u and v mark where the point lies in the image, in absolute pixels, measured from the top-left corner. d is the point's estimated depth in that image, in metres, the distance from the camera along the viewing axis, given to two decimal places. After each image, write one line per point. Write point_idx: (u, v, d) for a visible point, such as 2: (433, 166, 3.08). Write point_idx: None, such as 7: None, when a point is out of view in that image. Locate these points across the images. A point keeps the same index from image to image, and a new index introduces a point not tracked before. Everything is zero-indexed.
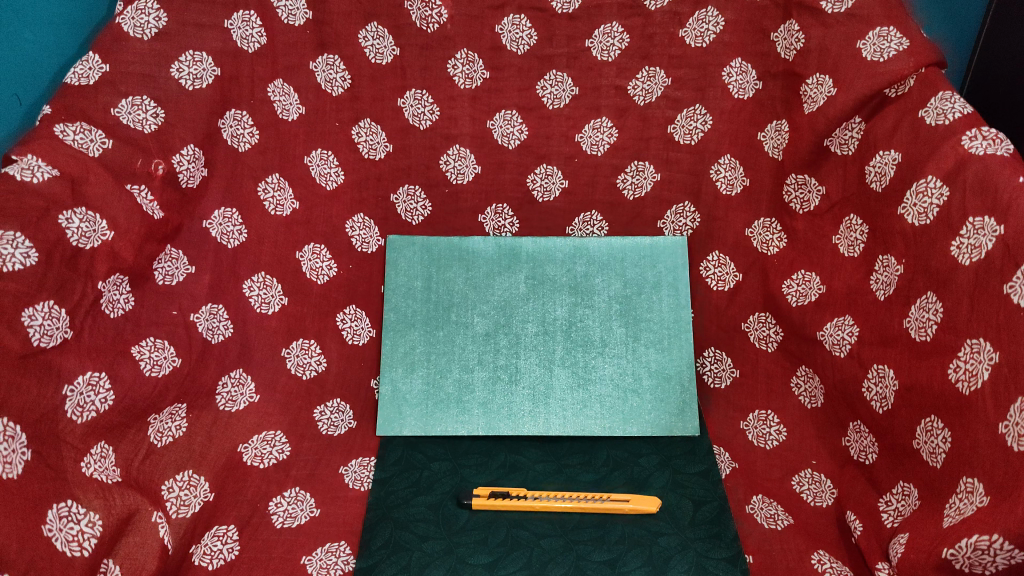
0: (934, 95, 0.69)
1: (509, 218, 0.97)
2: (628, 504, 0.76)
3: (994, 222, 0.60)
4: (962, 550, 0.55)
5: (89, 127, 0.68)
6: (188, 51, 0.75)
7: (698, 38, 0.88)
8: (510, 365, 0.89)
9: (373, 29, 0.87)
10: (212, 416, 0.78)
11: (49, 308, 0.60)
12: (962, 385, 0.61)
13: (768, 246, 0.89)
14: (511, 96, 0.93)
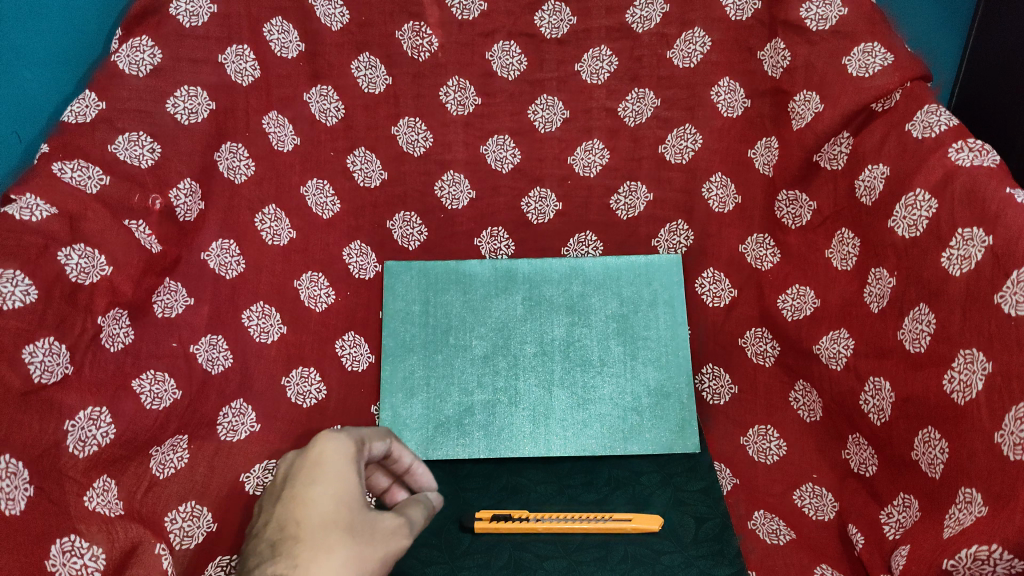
0: (920, 108, 0.70)
1: (504, 241, 0.98)
2: (631, 523, 0.76)
3: (984, 233, 0.61)
4: (962, 561, 0.55)
5: (87, 163, 0.69)
6: (184, 86, 0.76)
7: (686, 59, 0.91)
8: (510, 387, 0.90)
9: (366, 58, 0.92)
10: (212, 448, 0.76)
11: (50, 344, 0.61)
12: (956, 396, 0.61)
13: (762, 261, 0.89)
14: (504, 120, 0.96)
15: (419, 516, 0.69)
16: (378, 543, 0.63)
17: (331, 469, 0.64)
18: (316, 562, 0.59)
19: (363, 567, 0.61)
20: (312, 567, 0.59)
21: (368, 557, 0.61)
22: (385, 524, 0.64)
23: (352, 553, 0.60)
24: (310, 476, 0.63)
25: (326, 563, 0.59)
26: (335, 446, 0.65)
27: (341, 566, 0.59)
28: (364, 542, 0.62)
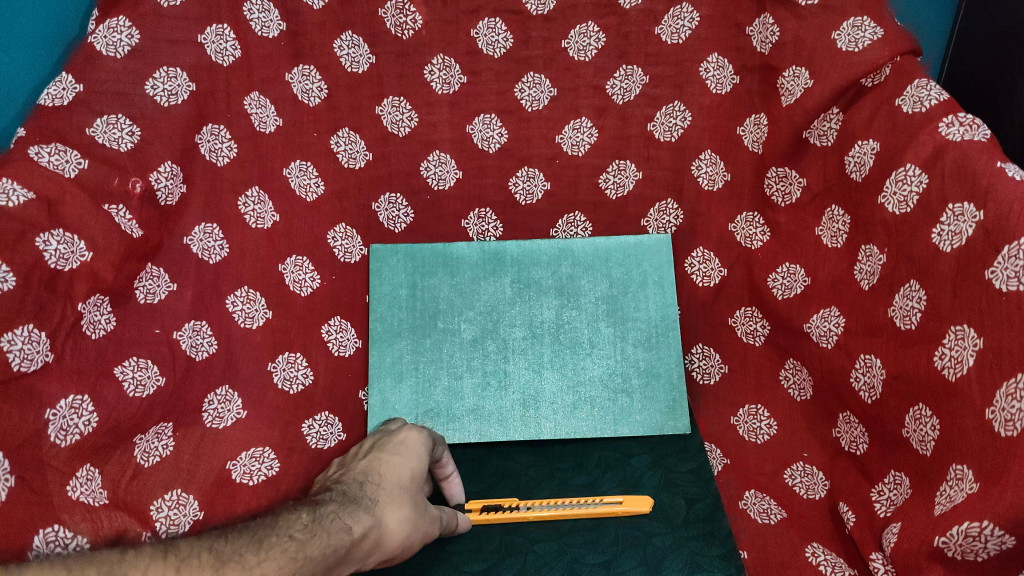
0: (910, 83, 0.70)
1: (492, 222, 0.96)
2: (622, 506, 0.77)
3: (974, 208, 0.60)
4: (954, 538, 0.55)
5: (65, 147, 0.68)
6: (163, 67, 0.75)
7: (674, 35, 0.90)
8: (499, 370, 0.89)
9: (348, 37, 0.90)
10: (199, 435, 0.75)
11: (29, 332, 0.61)
12: (947, 372, 0.61)
13: (752, 240, 0.89)
14: (490, 99, 0.94)
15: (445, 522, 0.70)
16: (426, 521, 0.64)
17: (411, 449, 0.68)
18: (392, 506, 0.61)
19: (414, 535, 0.62)
20: (387, 508, 0.60)
21: (419, 527, 0.63)
22: (430, 511, 0.67)
23: (414, 516, 0.62)
24: (391, 448, 0.68)
25: (395, 511, 0.61)
26: (419, 435, 0.70)
27: (402, 519, 0.61)
28: (421, 513, 0.64)
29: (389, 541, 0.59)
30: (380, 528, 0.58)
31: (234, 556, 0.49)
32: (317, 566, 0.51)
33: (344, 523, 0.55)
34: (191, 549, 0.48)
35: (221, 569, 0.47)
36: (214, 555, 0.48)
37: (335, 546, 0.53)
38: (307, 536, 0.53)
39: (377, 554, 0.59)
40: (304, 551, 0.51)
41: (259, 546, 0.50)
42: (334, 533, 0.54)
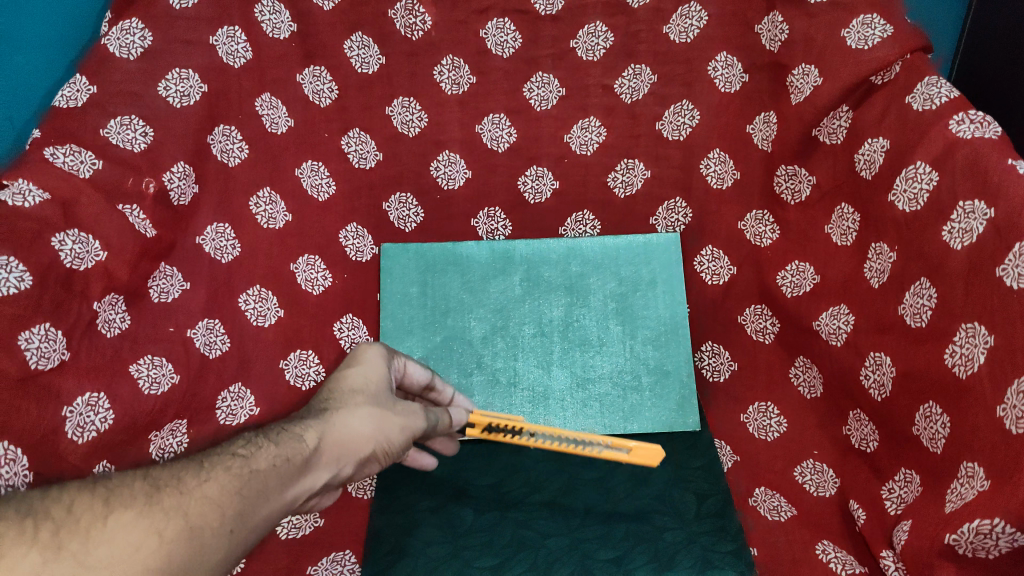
0: (921, 80, 0.69)
1: (501, 221, 0.97)
2: (629, 456, 0.79)
3: (985, 206, 0.60)
4: (965, 536, 0.55)
5: (79, 147, 0.69)
6: (176, 69, 0.76)
7: (683, 34, 0.90)
8: (509, 368, 0.89)
9: (358, 38, 0.91)
10: (212, 432, 0.76)
11: (45, 330, 0.61)
12: (958, 369, 0.61)
13: (761, 238, 0.88)
14: (499, 99, 0.95)
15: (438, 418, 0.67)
16: (402, 416, 0.62)
17: (368, 358, 0.65)
18: (348, 412, 0.58)
19: (386, 434, 0.60)
20: (343, 413, 0.58)
21: (390, 425, 0.60)
22: (409, 405, 0.63)
23: (379, 416, 0.59)
24: (348, 363, 0.65)
25: (353, 413, 0.58)
26: (375, 345, 0.67)
27: (363, 420, 0.58)
28: (391, 410, 0.61)
29: (353, 443, 0.57)
30: (336, 432, 0.56)
31: (170, 480, 0.47)
32: (267, 478, 0.49)
33: (292, 435, 0.53)
34: (123, 480, 0.46)
35: (156, 493, 0.46)
36: (149, 482, 0.46)
37: (280, 457, 0.51)
38: (251, 452, 0.51)
39: (349, 458, 0.57)
40: (248, 466, 0.49)
41: (200, 468, 0.48)
42: (281, 445, 0.52)
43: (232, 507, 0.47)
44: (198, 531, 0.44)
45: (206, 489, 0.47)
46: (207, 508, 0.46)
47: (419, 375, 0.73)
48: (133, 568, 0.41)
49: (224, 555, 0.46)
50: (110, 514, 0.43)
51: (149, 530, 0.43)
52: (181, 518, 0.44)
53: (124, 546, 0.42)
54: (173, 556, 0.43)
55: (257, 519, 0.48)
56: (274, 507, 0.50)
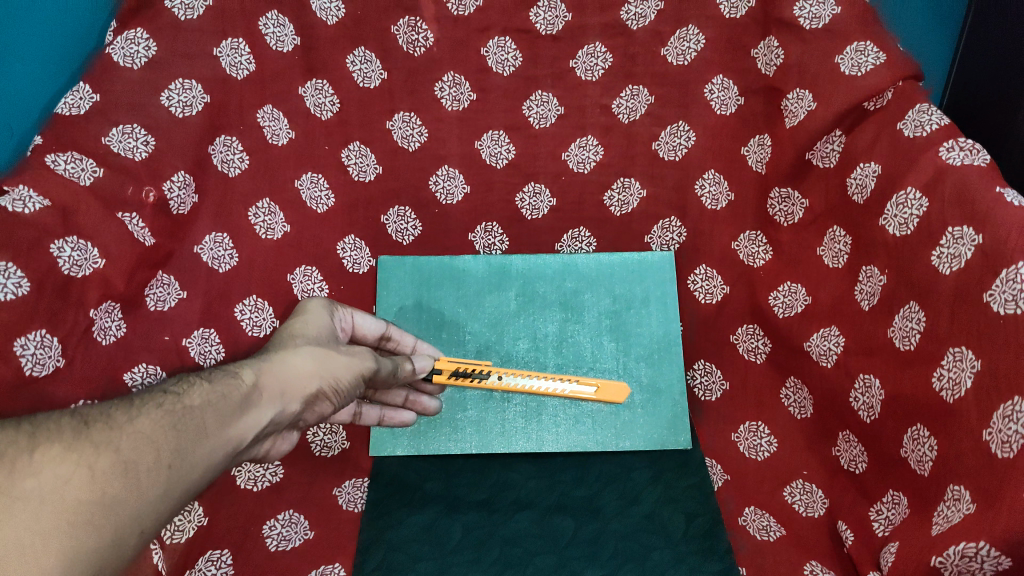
0: (911, 108, 0.71)
1: (498, 236, 0.97)
2: (593, 394, 0.84)
3: (973, 232, 0.61)
4: (950, 558, 0.56)
5: (81, 156, 0.70)
6: (178, 79, 0.77)
7: (680, 56, 0.92)
8: (502, 383, 0.89)
9: (361, 53, 0.92)
10: None
11: (41, 337, 0.62)
12: (946, 393, 0.62)
13: (754, 258, 0.90)
14: (498, 116, 0.96)
15: (387, 363, 0.71)
16: (345, 358, 0.64)
17: (313, 311, 0.69)
18: (291, 353, 0.60)
19: (332, 371, 0.62)
20: (286, 354, 0.60)
21: (332, 365, 0.62)
22: (352, 350, 0.66)
23: (323, 355, 0.62)
24: (293, 318, 0.68)
25: (291, 357, 0.60)
26: (319, 300, 0.72)
27: (303, 360, 0.60)
28: (330, 350, 0.63)
29: (295, 382, 0.58)
30: (275, 371, 0.57)
31: (99, 419, 0.48)
32: (202, 409, 0.50)
33: (226, 375, 0.54)
34: (51, 418, 0.48)
35: (84, 432, 0.46)
36: (77, 421, 0.47)
37: (213, 394, 0.52)
38: (185, 390, 0.52)
39: (294, 394, 0.58)
40: (181, 403, 0.50)
41: (130, 407, 0.49)
42: (218, 383, 0.53)
43: (168, 442, 0.48)
44: (132, 465, 0.45)
45: (138, 425, 0.48)
46: (137, 441, 0.46)
47: (369, 326, 0.78)
48: (66, 500, 0.43)
49: (166, 488, 0.46)
50: (41, 450, 0.44)
51: (79, 464, 0.44)
52: (113, 452, 0.45)
53: (57, 480, 0.43)
54: (105, 485, 0.44)
55: (200, 455, 0.49)
56: (217, 443, 0.50)
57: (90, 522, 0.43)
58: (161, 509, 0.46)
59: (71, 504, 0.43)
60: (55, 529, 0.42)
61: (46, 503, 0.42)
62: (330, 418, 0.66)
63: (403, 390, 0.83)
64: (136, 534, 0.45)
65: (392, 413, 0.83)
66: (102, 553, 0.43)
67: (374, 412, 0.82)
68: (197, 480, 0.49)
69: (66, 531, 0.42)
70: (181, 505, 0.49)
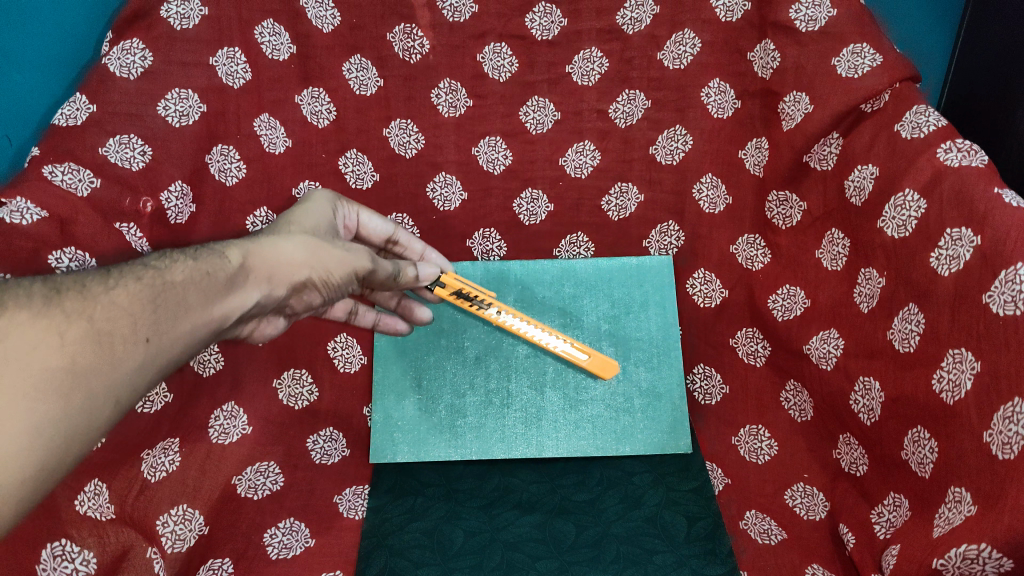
0: (909, 109, 0.71)
1: (496, 242, 0.98)
2: (586, 360, 0.86)
3: (972, 233, 0.61)
4: (952, 560, 0.55)
5: (77, 166, 0.70)
6: (176, 88, 0.77)
7: (677, 60, 0.91)
8: (502, 389, 0.89)
9: (357, 60, 0.92)
10: (204, 451, 0.77)
11: None
12: (946, 395, 0.62)
13: (753, 261, 0.89)
14: (495, 122, 0.96)
15: (391, 265, 0.70)
16: (339, 252, 0.64)
17: (313, 204, 0.71)
18: (281, 238, 0.61)
19: (323, 264, 0.62)
20: (276, 238, 0.61)
21: (323, 256, 0.62)
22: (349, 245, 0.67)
23: (314, 243, 0.62)
24: (293, 209, 0.70)
25: (281, 242, 0.61)
26: (325, 195, 0.73)
27: (296, 248, 0.61)
28: (327, 244, 0.63)
29: (281, 268, 0.60)
30: (261, 253, 0.59)
31: (73, 285, 0.49)
32: (183, 285, 0.53)
33: (212, 255, 0.56)
34: (23, 282, 0.49)
35: (59, 296, 0.48)
36: (50, 287, 0.49)
37: (196, 272, 0.54)
38: (169, 265, 0.54)
39: (282, 277, 0.60)
40: (163, 277, 0.52)
41: (109, 277, 0.51)
42: (204, 261, 0.55)
43: (145, 316, 0.50)
44: (106, 335, 0.47)
45: (115, 296, 0.50)
46: (113, 311, 0.48)
47: (375, 224, 0.80)
48: (39, 362, 0.44)
49: (141, 358, 0.49)
50: (9, 313, 0.45)
51: (51, 327, 0.46)
52: (86, 321, 0.47)
53: (26, 344, 0.44)
54: (77, 352, 0.46)
55: (177, 329, 0.51)
56: (196, 319, 0.53)
57: (59, 389, 0.45)
58: (136, 377, 0.49)
59: (40, 370, 0.44)
60: (24, 393, 0.43)
61: (13, 365, 0.44)
62: (322, 307, 0.68)
63: (397, 294, 0.87)
64: (111, 404, 0.48)
65: (387, 320, 0.88)
66: (71, 416, 0.45)
67: (370, 316, 0.86)
68: (174, 352, 0.51)
69: (30, 397, 0.43)
70: (159, 374, 0.52)
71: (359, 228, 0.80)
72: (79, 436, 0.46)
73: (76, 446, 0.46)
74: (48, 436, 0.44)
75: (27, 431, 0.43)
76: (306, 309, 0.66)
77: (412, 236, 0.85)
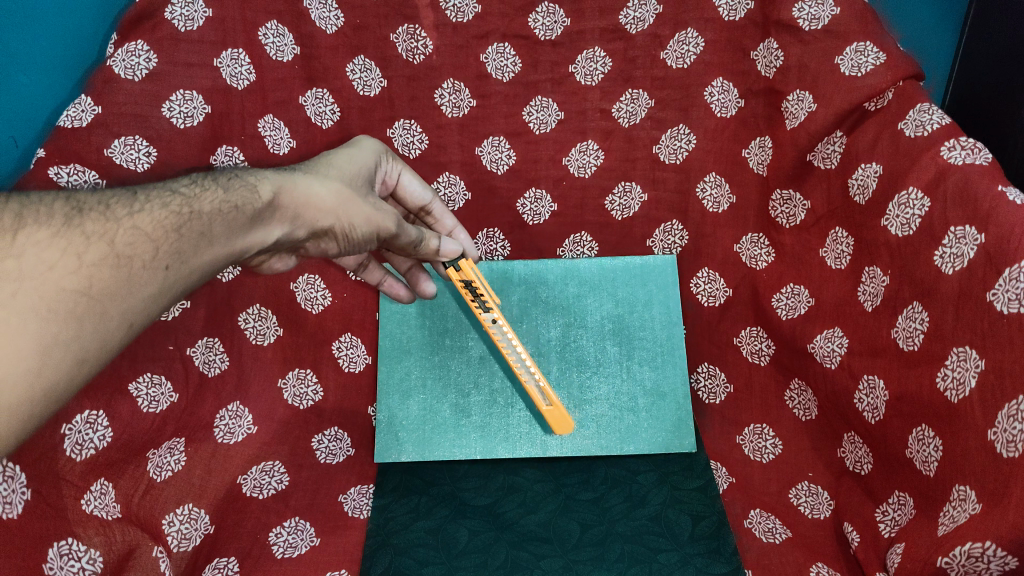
0: (912, 108, 0.71)
1: (500, 242, 0.99)
2: None
3: (976, 231, 0.61)
4: (956, 558, 0.55)
5: (83, 167, 0.72)
6: (179, 90, 0.78)
7: (680, 59, 0.91)
8: (506, 388, 0.89)
9: (361, 61, 0.92)
10: (210, 450, 0.77)
11: None
12: (950, 394, 0.62)
13: (756, 260, 0.90)
14: (498, 122, 0.96)
15: (414, 232, 0.70)
16: (363, 206, 0.63)
17: (358, 150, 0.70)
18: (313, 178, 0.60)
19: (349, 211, 0.62)
20: (309, 177, 0.60)
21: (348, 206, 0.62)
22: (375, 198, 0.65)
23: (344, 190, 0.62)
24: (336, 150, 0.69)
25: (309, 183, 0.59)
26: (371, 145, 0.73)
27: (326, 191, 0.60)
28: (354, 195, 0.63)
29: (304, 211, 0.59)
30: (292, 192, 0.58)
31: (97, 207, 0.49)
32: (209, 216, 0.52)
33: (238, 186, 0.54)
34: (44, 197, 0.48)
35: (81, 216, 0.48)
36: (73, 206, 0.49)
37: (224, 204, 0.53)
38: (197, 193, 0.53)
39: (308, 218, 0.59)
40: (189, 206, 0.51)
41: (135, 200, 0.51)
42: (235, 192, 0.54)
43: (166, 243, 0.49)
44: (126, 258, 0.47)
45: (139, 220, 0.49)
46: (133, 237, 0.48)
47: (413, 188, 0.80)
48: (55, 282, 0.44)
49: (158, 285, 0.49)
50: (28, 231, 0.45)
51: (67, 250, 0.46)
52: (107, 243, 0.47)
53: (44, 261, 0.44)
54: (93, 276, 0.46)
55: (196, 259, 0.51)
56: (217, 251, 0.52)
57: (73, 310, 0.45)
58: (151, 303, 0.49)
59: (56, 289, 0.44)
60: (35, 310, 0.43)
61: (31, 281, 0.44)
62: (338, 255, 0.67)
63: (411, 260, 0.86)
64: (125, 326, 0.48)
65: (392, 282, 0.86)
66: (85, 337, 0.45)
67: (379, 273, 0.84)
68: (190, 282, 0.51)
69: (40, 317, 0.43)
70: (175, 301, 0.52)
71: (397, 189, 0.79)
72: (88, 360, 0.46)
73: (85, 370, 0.46)
74: (56, 359, 0.44)
75: (36, 352, 0.43)
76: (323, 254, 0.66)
77: (446, 210, 0.84)
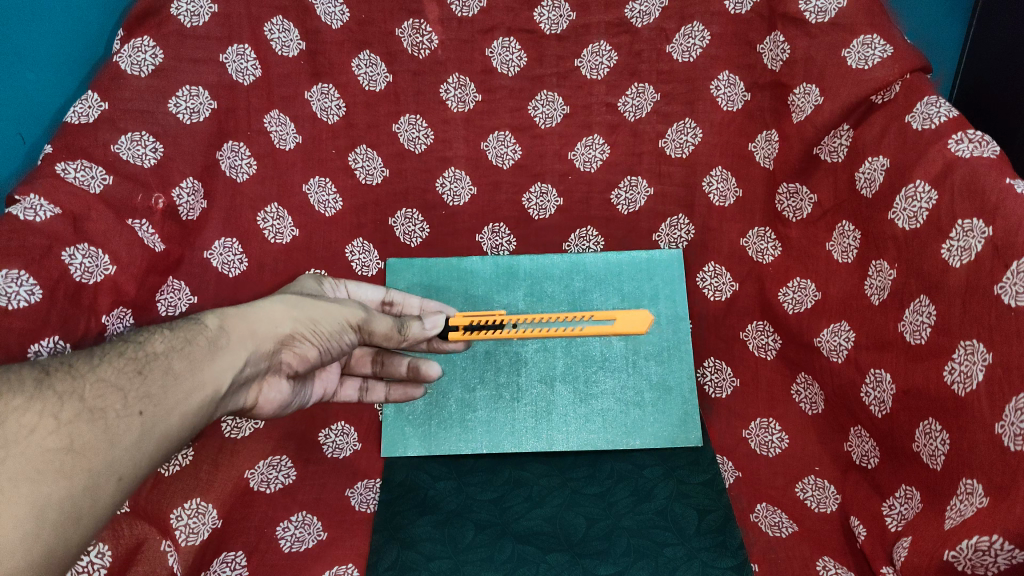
0: (920, 100, 0.70)
1: (506, 237, 0.96)
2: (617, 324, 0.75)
3: (983, 224, 0.61)
4: (963, 552, 0.56)
5: (90, 163, 0.71)
6: (185, 86, 0.78)
7: (685, 53, 0.92)
8: (512, 383, 0.89)
9: (366, 56, 0.93)
10: (217, 444, 0.77)
11: (54, 342, 0.64)
12: (958, 387, 0.61)
13: (763, 254, 0.89)
14: (504, 116, 0.96)
15: (388, 319, 0.76)
16: (322, 304, 0.71)
17: (294, 286, 0.79)
18: (258, 306, 0.68)
19: (304, 319, 0.69)
20: (254, 306, 0.68)
21: (305, 310, 0.70)
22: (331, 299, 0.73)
23: (291, 305, 0.69)
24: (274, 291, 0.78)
25: (262, 304, 0.68)
26: (306, 278, 0.81)
27: (274, 308, 0.68)
28: (309, 301, 0.71)
29: (263, 327, 0.67)
30: (243, 316, 0.66)
31: (62, 367, 0.55)
32: (166, 356, 0.59)
33: (188, 323, 0.63)
34: (12, 368, 0.54)
35: (50, 378, 0.54)
36: (40, 369, 0.54)
37: (174, 341, 0.60)
38: (149, 340, 0.60)
39: (266, 335, 0.67)
40: (144, 350, 0.59)
41: (93, 357, 0.57)
42: (185, 332, 0.61)
43: (134, 390, 0.55)
44: (99, 411, 0.53)
45: (102, 373, 0.55)
46: (100, 389, 0.54)
47: (362, 291, 0.85)
48: (38, 442, 0.50)
49: (136, 431, 0.54)
50: (4, 400, 0.51)
51: (44, 411, 0.51)
52: (78, 401, 0.53)
53: (24, 426, 0.50)
54: (72, 433, 0.51)
55: (168, 397, 0.57)
56: (186, 385, 0.58)
57: (59, 468, 0.50)
58: (134, 452, 0.54)
59: (39, 451, 0.50)
60: (28, 470, 0.49)
61: (15, 448, 0.49)
62: (316, 364, 0.73)
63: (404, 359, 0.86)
64: (114, 479, 0.52)
65: (399, 389, 0.87)
66: (77, 494, 0.50)
67: (381, 388, 0.86)
68: (171, 420, 0.57)
69: (31, 480, 0.48)
70: (160, 450, 0.56)
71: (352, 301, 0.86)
72: (88, 513, 0.51)
73: (84, 525, 0.50)
74: (51, 517, 0.48)
75: (29, 515, 0.47)
76: (300, 366, 0.72)
77: (407, 293, 0.87)
